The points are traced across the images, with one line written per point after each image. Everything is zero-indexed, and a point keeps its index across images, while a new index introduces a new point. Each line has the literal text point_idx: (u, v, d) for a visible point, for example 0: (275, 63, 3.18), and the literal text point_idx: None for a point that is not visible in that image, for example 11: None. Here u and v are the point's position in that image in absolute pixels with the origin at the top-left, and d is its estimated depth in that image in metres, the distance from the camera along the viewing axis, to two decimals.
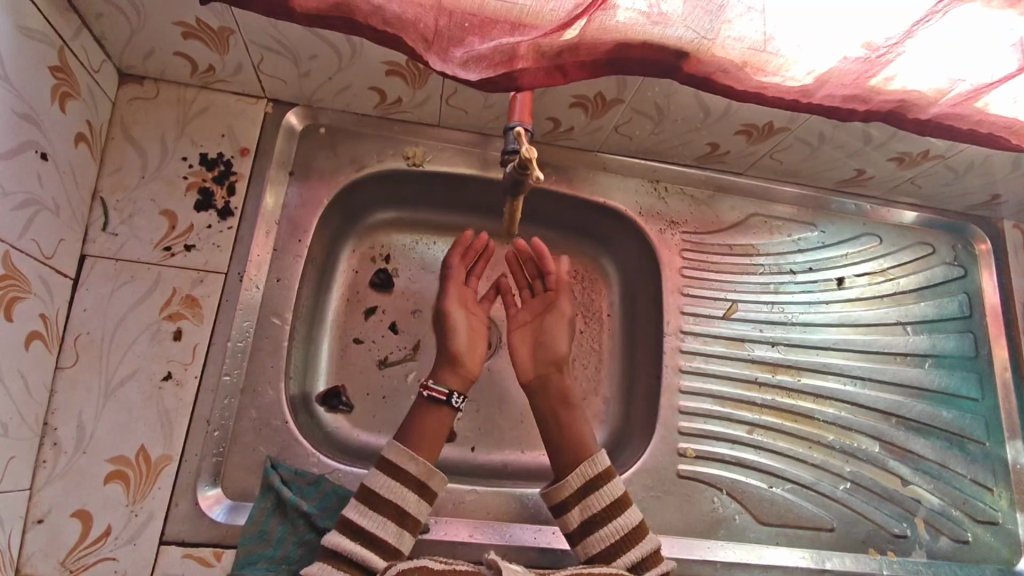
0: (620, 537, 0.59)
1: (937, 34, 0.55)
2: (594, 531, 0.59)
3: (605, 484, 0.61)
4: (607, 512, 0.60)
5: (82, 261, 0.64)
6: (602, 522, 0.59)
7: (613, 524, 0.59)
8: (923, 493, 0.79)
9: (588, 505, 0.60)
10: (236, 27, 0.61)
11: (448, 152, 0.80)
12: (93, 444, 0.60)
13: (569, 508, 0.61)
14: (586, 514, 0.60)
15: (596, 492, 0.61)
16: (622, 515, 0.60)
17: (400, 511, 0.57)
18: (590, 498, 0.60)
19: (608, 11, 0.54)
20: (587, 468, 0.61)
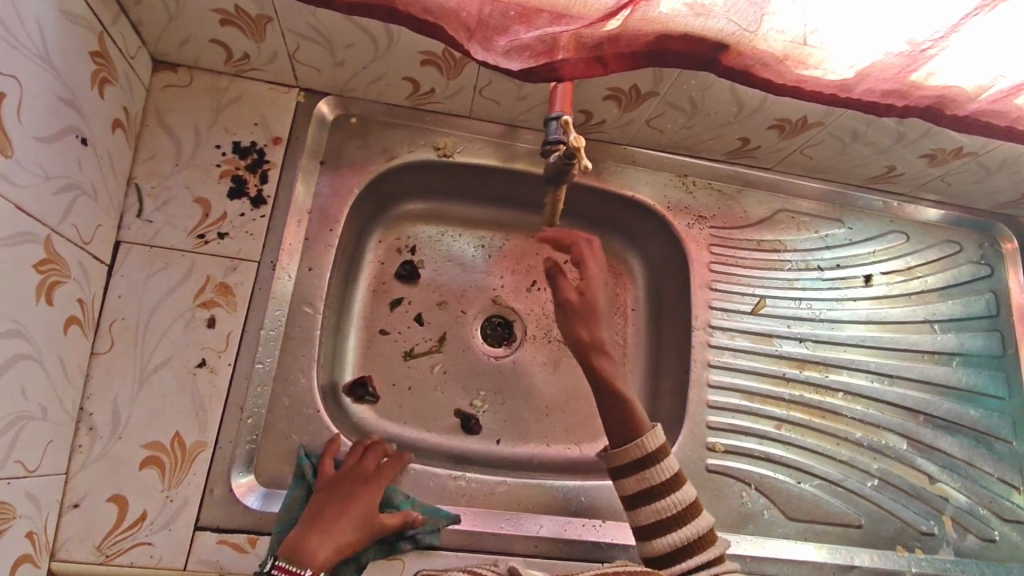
0: (677, 512, 0.58)
1: (984, 29, 0.55)
2: (649, 503, 0.59)
3: (663, 459, 0.60)
4: (665, 486, 0.59)
5: (117, 247, 0.64)
6: (659, 495, 0.59)
7: (671, 498, 0.58)
8: (951, 491, 0.78)
9: (647, 477, 0.59)
10: (275, 14, 0.61)
11: (476, 143, 0.80)
12: (128, 429, 0.61)
13: (626, 476, 0.61)
14: (644, 486, 0.59)
15: (655, 465, 0.60)
16: (679, 490, 0.59)
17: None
18: (648, 470, 0.59)
19: (652, 3, 0.54)
20: (646, 440, 0.60)
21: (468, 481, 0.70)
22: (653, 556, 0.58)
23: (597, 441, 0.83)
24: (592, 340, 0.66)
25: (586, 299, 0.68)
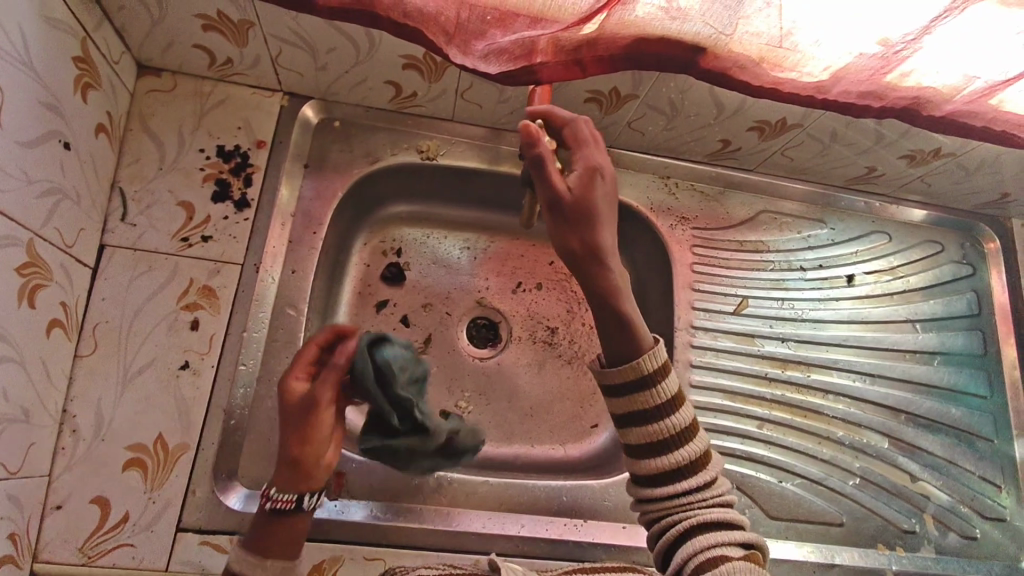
0: (673, 435, 0.53)
1: (954, 31, 0.56)
2: (641, 425, 0.54)
3: (663, 379, 0.54)
4: (663, 408, 0.53)
5: (101, 251, 0.65)
6: (653, 419, 0.53)
7: (666, 423, 0.53)
8: (932, 490, 0.79)
9: (642, 399, 0.53)
10: (256, 20, 0.62)
11: (460, 146, 0.80)
12: (111, 431, 0.61)
13: (618, 394, 0.55)
14: (637, 405, 0.54)
15: (652, 387, 0.53)
16: (676, 413, 0.54)
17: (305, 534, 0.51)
18: (645, 392, 0.53)
19: (627, 6, 0.55)
20: (644, 361, 0.53)
21: (450, 482, 0.70)
22: (643, 476, 0.55)
23: (583, 441, 0.84)
24: (584, 252, 0.53)
25: (576, 202, 0.52)
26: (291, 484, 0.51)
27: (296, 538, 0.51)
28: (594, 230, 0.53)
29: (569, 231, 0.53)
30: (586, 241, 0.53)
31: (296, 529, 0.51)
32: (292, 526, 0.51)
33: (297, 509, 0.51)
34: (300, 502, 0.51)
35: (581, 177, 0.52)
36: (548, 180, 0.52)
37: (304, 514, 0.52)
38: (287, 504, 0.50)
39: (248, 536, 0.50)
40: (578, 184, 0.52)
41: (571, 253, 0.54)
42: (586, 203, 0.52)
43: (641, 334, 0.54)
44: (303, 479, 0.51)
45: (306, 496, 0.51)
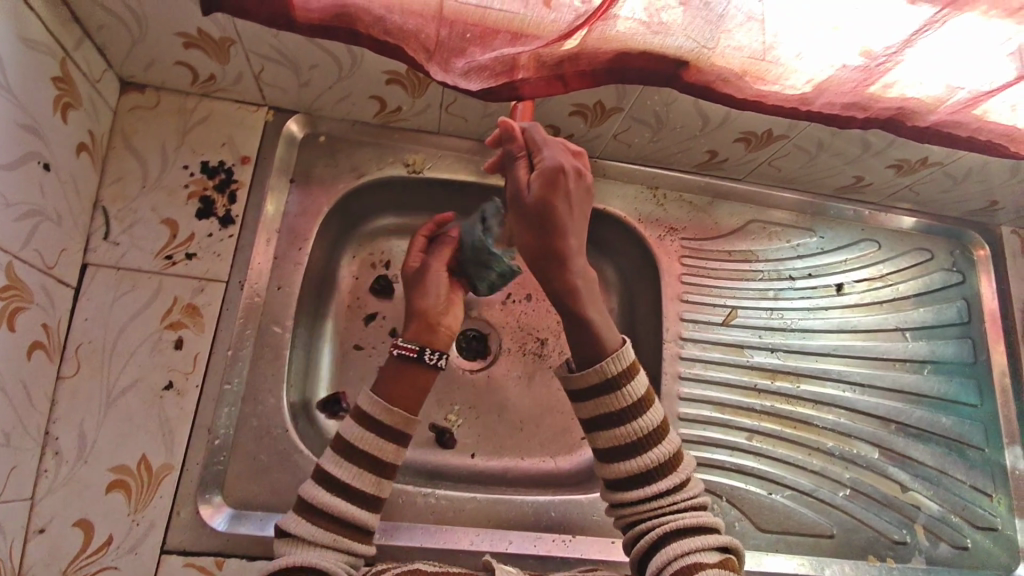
0: (640, 438, 0.56)
1: (935, 42, 0.55)
2: (609, 428, 0.57)
3: (629, 382, 0.57)
4: (630, 411, 0.56)
5: (83, 271, 0.65)
6: (620, 421, 0.56)
7: (633, 424, 0.56)
8: (923, 500, 0.79)
9: (608, 403, 0.56)
10: (237, 37, 0.62)
11: (446, 159, 0.80)
12: (94, 453, 0.61)
13: (585, 399, 0.58)
14: (604, 410, 0.56)
15: (619, 390, 0.56)
16: (644, 415, 0.56)
17: (378, 462, 0.54)
18: (612, 396, 0.56)
19: (608, 22, 0.55)
20: (608, 366, 0.56)
21: (437, 499, 0.70)
22: (614, 479, 0.57)
23: (573, 454, 0.83)
24: (543, 251, 0.56)
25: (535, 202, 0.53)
26: (417, 337, 0.60)
27: (423, 385, 0.58)
28: (554, 231, 0.54)
29: (530, 231, 0.55)
30: (547, 242, 0.55)
31: (418, 380, 0.58)
32: (417, 375, 0.58)
33: (421, 357, 0.58)
34: (423, 354, 0.59)
35: (541, 180, 0.53)
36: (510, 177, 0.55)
37: (429, 369, 0.59)
38: (411, 352, 0.59)
39: (377, 383, 0.57)
40: (536, 187, 0.53)
41: (532, 253, 0.56)
42: (546, 208, 0.53)
43: (605, 338, 0.57)
44: (430, 333, 0.61)
45: (427, 350, 0.59)
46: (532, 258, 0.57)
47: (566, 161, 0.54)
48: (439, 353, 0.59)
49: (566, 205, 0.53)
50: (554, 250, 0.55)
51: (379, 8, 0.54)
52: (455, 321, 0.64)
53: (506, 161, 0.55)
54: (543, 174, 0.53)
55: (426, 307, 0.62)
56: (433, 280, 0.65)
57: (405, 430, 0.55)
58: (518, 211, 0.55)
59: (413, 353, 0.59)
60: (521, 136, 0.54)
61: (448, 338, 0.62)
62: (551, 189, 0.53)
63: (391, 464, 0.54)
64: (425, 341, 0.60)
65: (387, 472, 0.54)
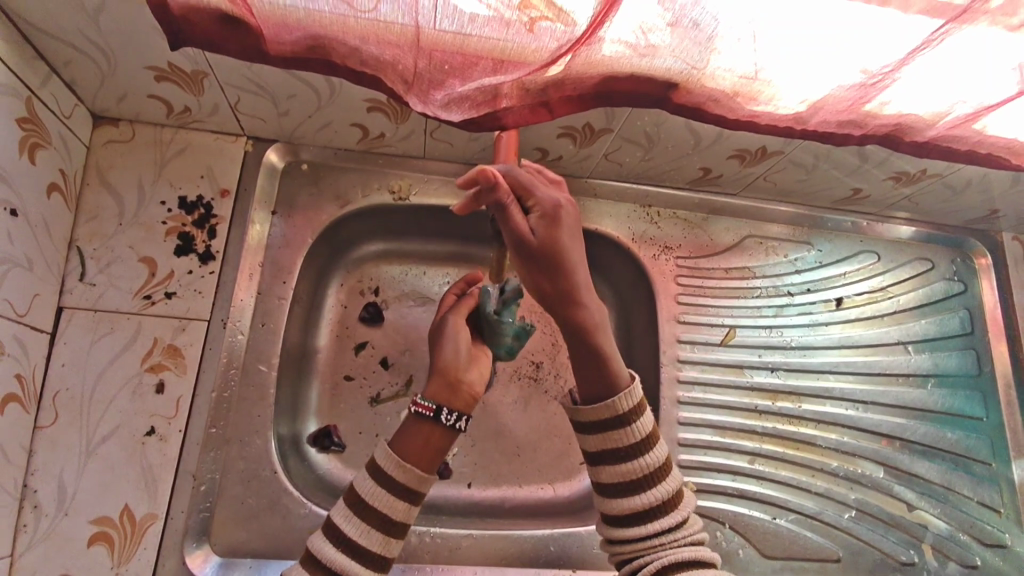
0: (644, 475, 0.54)
1: (934, 61, 0.53)
2: (614, 463, 0.54)
3: (638, 419, 0.54)
4: (636, 448, 0.54)
5: (59, 314, 0.62)
6: (626, 457, 0.54)
7: (640, 460, 0.54)
8: (930, 518, 0.77)
9: (614, 439, 0.54)
10: (209, 70, 0.59)
11: (433, 183, 0.78)
12: (75, 505, 0.58)
13: (589, 432, 0.55)
14: (609, 445, 0.54)
15: (628, 426, 0.54)
16: (648, 453, 0.54)
17: (387, 519, 0.51)
18: (618, 432, 0.54)
19: (592, 47, 0.52)
20: (619, 403, 0.54)
21: (433, 537, 0.68)
22: (614, 515, 0.54)
23: (572, 479, 0.81)
24: (559, 293, 0.52)
25: (544, 247, 0.49)
26: (435, 395, 0.56)
27: (438, 447, 0.54)
28: (567, 271, 0.51)
29: (543, 276, 0.51)
30: (560, 283, 0.51)
31: (433, 439, 0.54)
32: (432, 435, 0.54)
33: (437, 417, 0.54)
34: (441, 412, 0.54)
35: (544, 221, 0.48)
36: (508, 227, 0.48)
37: (445, 430, 0.54)
38: (427, 410, 0.54)
39: (395, 437, 0.54)
40: (542, 231, 0.48)
41: (546, 294, 0.52)
42: (556, 250, 0.49)
43: (616, 373, 0.55)
44: (449, 392, 0.56)
45: (445, 410, 0.54)
46: (543, 299, 0.53)
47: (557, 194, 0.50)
48: (457, 413, 0.54)
49: (573, 238, 0.50)
50: (568, 289, 0.52)
51: (354, 38, 0.52)
52: (479, 382, 0.58)
53: (493, 210, 0.48)
54: (544, 215, 0.48)
55: (445, 365, 0.58)
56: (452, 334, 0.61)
57: (417, 489, 0.52)
58: (522, 259, 0.50)
59: (430, 412, 0.54)
60: (505, 180, 0.48)
61: (471, 399, 0.58)
62: (556, 230, 0.49)
63: (402, 524, 0.51)
64: (442, 399, 0.56)
65: (397, 531, 0.51)
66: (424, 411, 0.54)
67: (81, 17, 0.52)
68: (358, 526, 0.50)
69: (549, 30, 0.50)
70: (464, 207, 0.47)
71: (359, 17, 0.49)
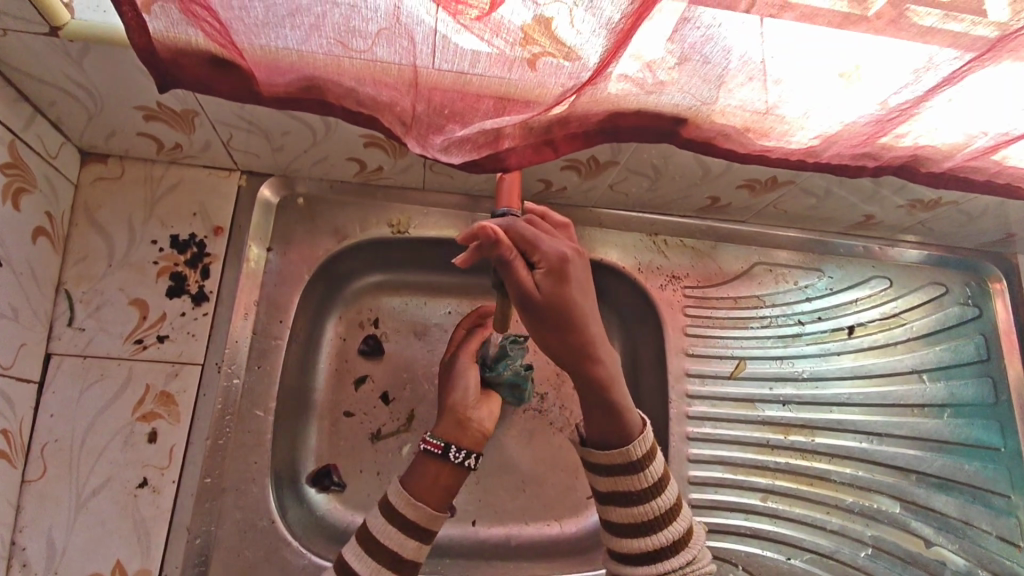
0: (653, 518, 0.52)
1: (954, 95, 0.51)
2: (624, 505, 0.52)
3: (651, 463, 0.53)
4: (646, 491, 0.52)
5: (47, 362, 0.60)
6: (637, 500, 0.52)
7: (652, 504, 0.52)
8: (948, 555, 0.76)
9: (623, 481, 0.52)
10: (199, 109, 0.57)
11: (434, 215, 0.76)
12: (65, 562, 0.56)
13: (601, 475, 0.54)
14: (619, 488, 0.52)
15: (640, 470, 0.52)
16: (658, 496, 0.52)
17: (396, 559, 0.49)
18: (627, 475, 0.52)
19: (598, 85, 0.49)
20: (632, 449, 0.52)
21: None
22: (622, 555, 0.53)
23: (580, 515, 0.79)
24: (568, 347, 0.50)
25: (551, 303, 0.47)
26: (444, 433, 0.56)
27: (448, 486, 0.53)
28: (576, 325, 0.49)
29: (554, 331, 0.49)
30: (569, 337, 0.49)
31: (442, 477, 0.53)
32: (441, 472, 0.53)
33: (445, 454, 0.54)
34: (449, 449, 0.54)
35: (549, 277, 0.46)
36: (513, 284, 0.46)
37: (453, 468, 0.54)
38: (436, 447, 0.54)
39: (405, 476, 0.53)
40: (547, 287, 0.46)
41: (556, 348, 0.50)
42: (564, 304, 0.47)
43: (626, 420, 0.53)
44: (459, 430, 0.57)
45: (453, 447, 0.54)
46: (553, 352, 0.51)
47: (563, 244, 0.48)
48: (465, 450, 0.54)
49: (581, 291, 0.48)
50: (578, 342, 0.50)
51: (349, 80, 0.49)
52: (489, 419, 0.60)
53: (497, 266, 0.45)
54: (550, 270, 0.46)
55: (456, 402, 0.60)
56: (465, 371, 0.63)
57: (428, 527, 0.51)
58: (529, 316, 0.48)
59: (438, 450, 0.54)
60: (507, 234, 0.45)
61: (481, 437, 0.58)
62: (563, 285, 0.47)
63: (413, 563, 0.49)
64: (452, 437, 0.56)
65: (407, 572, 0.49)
66: (433, 448, 0.54)
67: (65, 61, 0.50)
68: (368, 566, 0.48)
69: (552, 65, 0.46)
70: (467, 262, 0.43)
71: (355, 58, 0.47)
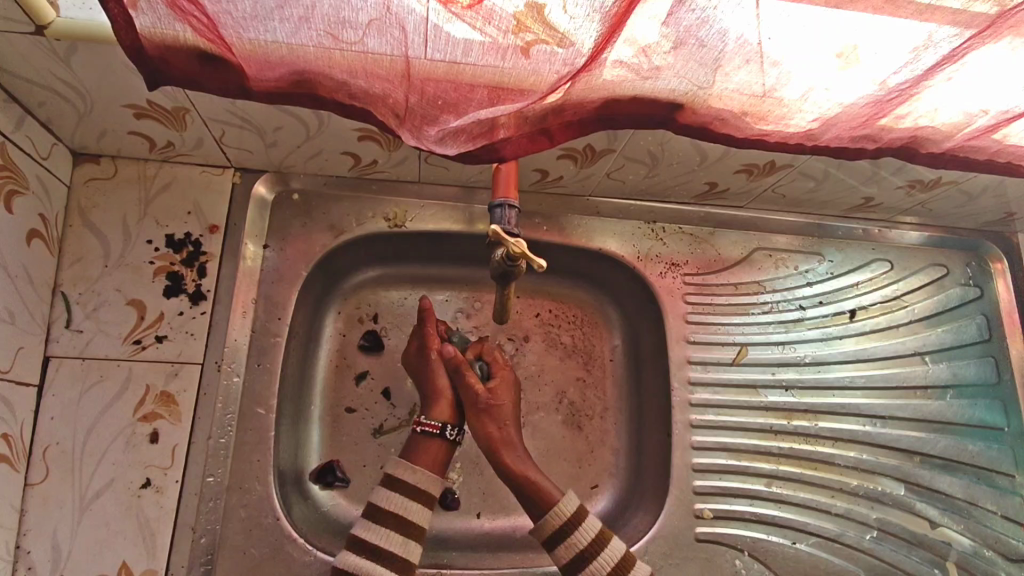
0: (589, 544, 0.60)
1: (955, 73, 0.50)
2: (560, 544, 0.60)
3: (561, 501, 0.61)
4: (573, 521, 0.60)
5: (46, 364, 0.60)
6: (568, 533, 0.60)
7: (580, 532, 0.60)
8: (953, 535, 0.76)
9: (574, 543, 0.60)
10: (190, 105, 0.57)
11: (430, 209, 0.76)
12: (70, 565, 0.56)
13: (556, 547, 0.60)
14: (572, 551, 0.59)
15: (557, 509, 0.61)
16: (586, 521, 0.61)
17: (404, 522, 0.57)
18: (573, 536, 0.60)
19: (593, 72, 0.48)
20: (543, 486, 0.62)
21: None
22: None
23: None
24: (502, 440, 0.64)
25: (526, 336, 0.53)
26: (439, 414, 0.64)
27: (442, 461, 0.63)
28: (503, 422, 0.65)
29: (489, 421, 0.65)
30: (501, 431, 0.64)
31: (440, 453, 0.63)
32: (440, 450, 0.62)
33: (443, 433, 0.63)
34: (445, 430, 0.64)
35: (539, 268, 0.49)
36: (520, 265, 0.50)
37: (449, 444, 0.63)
38: (434, 427, 0.63)
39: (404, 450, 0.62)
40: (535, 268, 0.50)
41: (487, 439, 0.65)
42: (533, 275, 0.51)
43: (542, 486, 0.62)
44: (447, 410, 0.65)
45: (449, 428, 0.64)
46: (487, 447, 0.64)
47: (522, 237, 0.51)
48: (459, 430, 0.64)
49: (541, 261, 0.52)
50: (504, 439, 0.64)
51: (341, 73, 0.49)
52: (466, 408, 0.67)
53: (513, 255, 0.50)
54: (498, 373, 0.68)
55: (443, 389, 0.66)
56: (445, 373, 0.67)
57: (427, 491, 0.59)
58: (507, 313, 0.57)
59: (435, 429, 0.63)
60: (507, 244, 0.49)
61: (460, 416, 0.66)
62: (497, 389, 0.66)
63: (417, 525, 0.57)
64: (445, 415, 0.65)
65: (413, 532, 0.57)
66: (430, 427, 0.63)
67: (53, 60, 0.50)
68: (380, 531, 0.56)
69: (545, 53, 0.46)
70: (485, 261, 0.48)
71: (345, 50, 0.46)
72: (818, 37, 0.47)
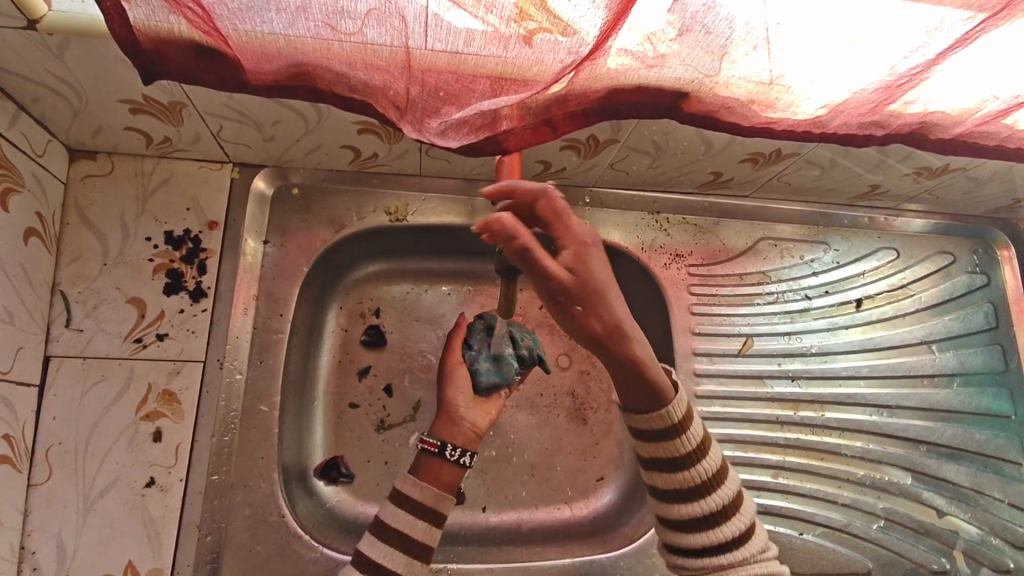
0: (705, 480, 0.53)
1: (966, 57, 0.49)
2: (670, 472, 0.53)
3: (689, 428, 0.53)
4: (711, 484, 0.53)
5: (46, 364, 0.59)
6: (681, 465, 0.53)
7: (698, 467, 0.53)
8: (961, 524, 0.76)
9: (686, 477, 0.52)
10: (186, 100, 0.56)
11: (432, 202, 0.75)
12: (76, 564, 0.56)
13: (657, 469, 0.54)
14: (682, 481, 0.53)
15: (680, 435, 0.52)
16: (725, 484, 0.53)
17: (407, 538, 0.52)
18: (689, 466, 0.53)
19: (597, 61, 0.47)
20: (672, 412, 0.52)
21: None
22: (681, 548, 0.54)
23: (589, 499, 0.78)
24: (608, 330, 0.51)
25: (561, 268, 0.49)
26: (442, 433, 0.58)
27: (451, 482, 0.56)
28: (609, 308, 0.51)
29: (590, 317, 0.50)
30: (607, 320, 0.51)
31: (445, 474, 0.56)
32: (443, 470, 0.56)
33: (442, 452, 0.56)
34: (445, 448, 0.56)
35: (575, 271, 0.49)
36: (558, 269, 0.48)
37: (452, 465, 0.56)
38: (433, 446, 0.56)
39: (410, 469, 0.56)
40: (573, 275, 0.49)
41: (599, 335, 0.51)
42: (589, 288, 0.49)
43: (660, 383, 0.53)
44: (453, 428, 0.59)
45: (450, 445, 0.56)
46: (596, 340, 0.52)
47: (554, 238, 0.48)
48: (461, 448, 0.56)
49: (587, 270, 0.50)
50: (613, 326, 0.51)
51: (340, 64, 0.48)
52: (484, 418, 0.61)
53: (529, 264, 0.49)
54: (575, 252, 0.50)
55: (452, 400, 0.60)
56: (458, 384, 0.61)
57: (436, 509, 0.54)
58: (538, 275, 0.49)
59: (435, 448, 0.56)
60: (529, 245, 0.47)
61: (474, 434, 0.60)
62: (588, 264, 0.50)
63: (425, 545, 0.53)
64: (447, 435, 0.58)
65: (420, 554, 0.52)
66: (429, 446, 0.57)
67: (45, 55, 0.49)
68: (383, 550, 0.52)
69: (547, 42, 0.45)
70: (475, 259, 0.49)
71: (344, 41, 0.45)
72: (823, 19, 0.46)
